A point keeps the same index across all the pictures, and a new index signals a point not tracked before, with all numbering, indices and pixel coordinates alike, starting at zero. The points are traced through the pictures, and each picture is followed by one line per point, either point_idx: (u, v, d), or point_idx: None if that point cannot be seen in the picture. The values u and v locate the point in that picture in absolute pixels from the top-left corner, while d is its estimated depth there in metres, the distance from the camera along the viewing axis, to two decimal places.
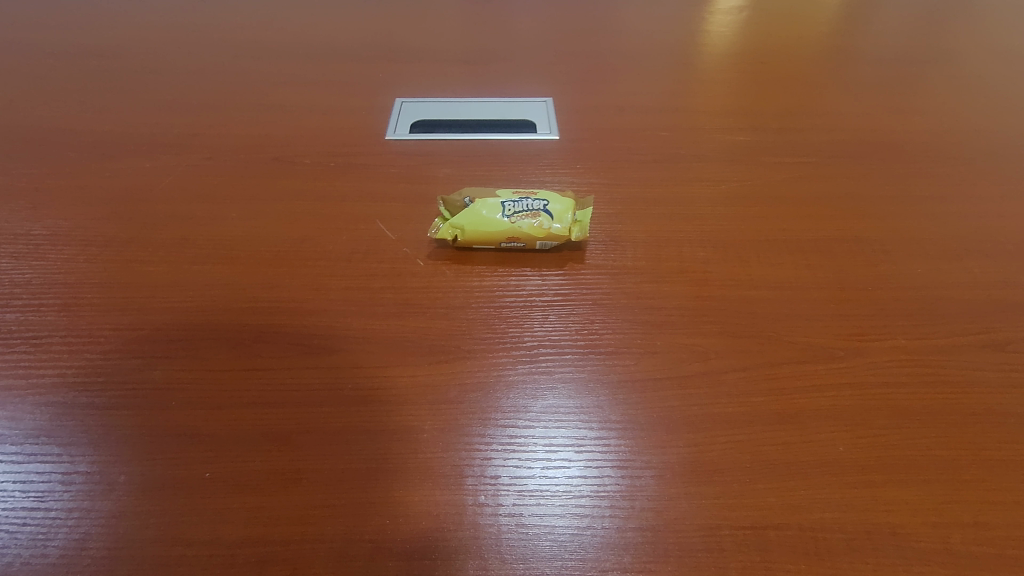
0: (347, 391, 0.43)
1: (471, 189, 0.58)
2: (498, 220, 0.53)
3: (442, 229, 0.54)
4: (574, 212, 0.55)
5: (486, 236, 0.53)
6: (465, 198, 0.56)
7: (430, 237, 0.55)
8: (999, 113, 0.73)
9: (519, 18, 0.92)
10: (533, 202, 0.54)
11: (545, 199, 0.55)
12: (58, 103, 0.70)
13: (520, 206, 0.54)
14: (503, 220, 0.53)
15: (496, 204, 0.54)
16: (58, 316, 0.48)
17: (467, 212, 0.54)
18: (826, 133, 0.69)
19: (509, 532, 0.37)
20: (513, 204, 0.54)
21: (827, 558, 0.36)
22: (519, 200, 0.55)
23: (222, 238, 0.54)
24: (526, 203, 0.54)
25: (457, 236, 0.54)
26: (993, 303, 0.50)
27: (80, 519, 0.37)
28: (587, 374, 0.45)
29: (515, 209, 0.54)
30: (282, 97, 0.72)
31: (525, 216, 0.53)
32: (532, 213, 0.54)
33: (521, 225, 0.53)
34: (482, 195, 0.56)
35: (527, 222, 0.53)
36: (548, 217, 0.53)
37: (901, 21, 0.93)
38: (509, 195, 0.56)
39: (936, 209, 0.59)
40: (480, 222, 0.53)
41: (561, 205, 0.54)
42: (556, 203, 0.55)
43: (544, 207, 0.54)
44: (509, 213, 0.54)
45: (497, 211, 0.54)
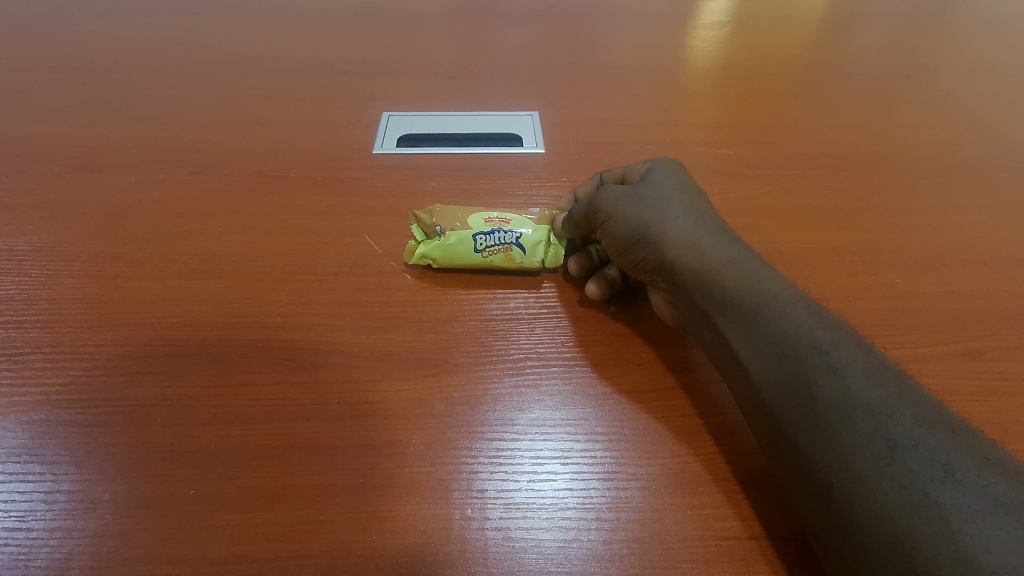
0: (335, 406, 0.43)
1: (443, 207, 0.55)
2: (470, 254, 0.53)
3: (416, 258, 0.53)
4: (546, 241, 0.54)
5: (459, 267, 0.53)
6: (435, 223, 0.54)
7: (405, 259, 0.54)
8: (972, 127, 0.75)
9: (507, 33, 0.94)
10: (506, 234, 0.53)
11: (518, 229, 0.54)
12: (42, 118, 0.70)
13: (492, 239, 0.53)
14: (476, 256, 0.53)
15: (468, 237, 0.53)
16: (42, 333, 0.47)
17: (439, 244, 0.53)
18: (807, 145, 0.71)
19: (497, 546, 0.37)
20: (485, 237, 0.53)
21: (810, 565, 0.37)
22: (491, 230, 0.53)
23: (208, 253, 0.54)
24: (498, 236, 0.53)
25: (430, 266, 0.53)
26: (970, 312, 0.51)
27: (62, 539, 0.37)
28: (573, 385, 0.46)
29: (487, 243, 0.53)
30: (270, 112, 0.73)
31: (498, 251, 0.53)
32: (504, 247, 0.53)
33: (494, 261, 0.53)
34: (452, 220, 0.54)
35: (499, 257, 0.53)
36: (520, 252, 0.53)
37: (877, 37, 0.95)
38: (481, 220, 0.54)
39: (914, 219, 0.61)
40: (453, 255, 0.53)
41: (533, 237, 0.54)
42: (529, 234, 0.54)
43: (517, 239, 0.53)
44: (481, 248, 0.53)
45: (469, 244, 0.53)
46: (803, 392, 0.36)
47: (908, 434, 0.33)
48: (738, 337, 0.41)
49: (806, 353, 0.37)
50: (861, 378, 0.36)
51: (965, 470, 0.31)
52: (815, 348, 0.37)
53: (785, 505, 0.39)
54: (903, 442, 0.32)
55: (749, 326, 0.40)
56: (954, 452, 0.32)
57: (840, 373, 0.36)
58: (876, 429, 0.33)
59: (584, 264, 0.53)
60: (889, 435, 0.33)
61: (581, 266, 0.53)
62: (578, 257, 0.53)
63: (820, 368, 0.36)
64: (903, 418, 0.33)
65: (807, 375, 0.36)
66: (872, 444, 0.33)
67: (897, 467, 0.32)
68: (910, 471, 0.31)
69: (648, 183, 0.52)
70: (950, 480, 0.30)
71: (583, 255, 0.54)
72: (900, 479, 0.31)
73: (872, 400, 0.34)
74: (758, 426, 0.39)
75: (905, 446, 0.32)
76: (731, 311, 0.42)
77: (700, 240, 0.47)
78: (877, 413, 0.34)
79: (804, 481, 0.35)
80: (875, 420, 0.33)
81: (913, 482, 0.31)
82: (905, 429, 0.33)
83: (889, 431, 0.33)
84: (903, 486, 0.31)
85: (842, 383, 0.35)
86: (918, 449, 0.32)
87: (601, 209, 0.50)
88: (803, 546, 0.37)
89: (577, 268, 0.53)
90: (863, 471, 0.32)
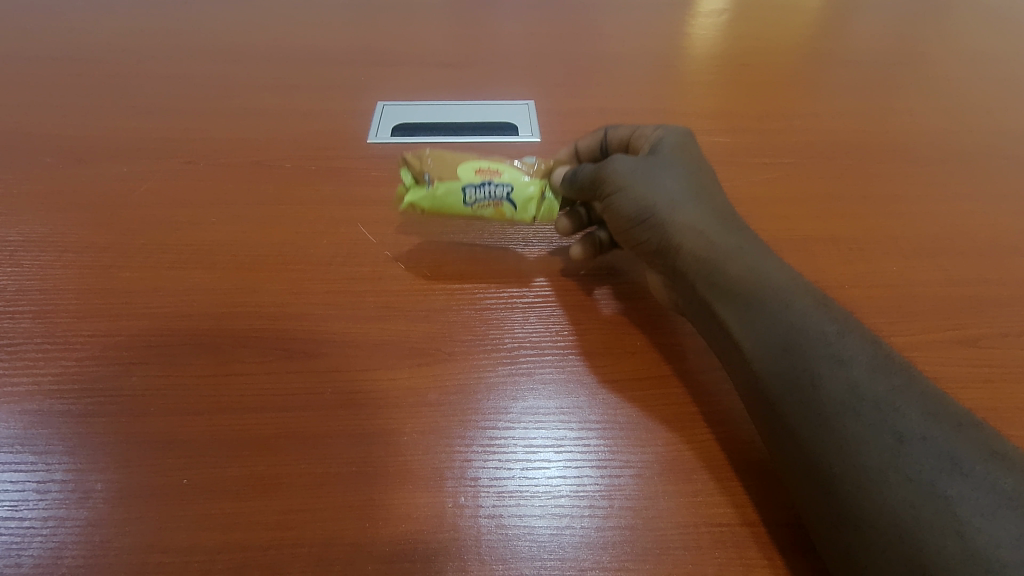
0: (327, 396, 0.43)
1: (435, 150, 0.52)
2: (459, 207, 0.52)
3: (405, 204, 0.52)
4: (539, 197, 0.53)
5: (448, 214, 0.53)
6: (424, 170, 0.52)
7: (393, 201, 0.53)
8: (970, 115, 0.74)
9: (503, 22, 0.93)
10: (496, 188, 0.52)
11: (509, 182, 0.52)
12: (34, 108, 0.69)
13: (483, 193, 0.51)
14: (465, 208, 0.52)
15: (457, 189, 0.51)
16: (34, 324, 0.47)
17: (427, 194, 0.51)
18: (805, 134, 0.70)
19: (489, 533, 0.37)
20: (476, 190, 0.51)
21: (802, 552, 0.37)
22: (484, 183, 0.51)
23: (201, 243, 0.54)
24: (489, 189, 0.51)
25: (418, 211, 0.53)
26: (966, 301, 0.51)
27: (55, 528, 0.37)
28: (566, 374, 0.45)
29: (477, 197, 0.51)
30: (264, 101, 0.72)
31: (488, 205, 0.52)
32: (495, 202, 0.52)
33: (484, 214, 0.52)
34: (441, 168, 0.52)
35: (489, 211, 0.52)
36: (510, 207, 0.52)
37: (877, 25, 0.95)
38: (474, 168, 0.52)
39: (911, 208, 0.61)
40: (442, 206, 0.52)
41: (524, 193, 0.52)
42: (520, 189, 0.52)
43: (507, 194, 0.52)
44: (471, 200, 0.52)
45: (459, 196, 0.51)
46: (807, 382, 0.36)
47: (914, 426, 0.32)
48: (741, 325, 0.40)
49: (813, 343, 0.37)
50: (867, 370, 0.35)
51: (971, 464, 0.31)
52: (822, 338, 0.37)
53: (777, 493, 0.39)
54: (910, 435, 0.32)
55: (755, 314, 0.40)
56: (960, 446, 0.31)
57: (847, 365, 0.36)
58: (882, 421, 0.33)
59: (575, 223, 0.54)
60: (894, 428, 0.32)
61: (571, 225, 0.54)
62: (569, 216, 0.54)
63: (827, 358, 0.36)
64: (908, 411, 0.33)
65: (813, 364, 0.36)
66: (878, 436, 0.32)
67: (904, 459, 0.31)
68: (916, 463, 0.31)
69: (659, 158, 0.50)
70: (956, 473, 0.30)
71: (575, 215, 0.54)
72: (907, 472, 0.31)
73: (878, 392, 0.34)
74: (757, 414, 0.39)
75: (912, 439, 0.32)
76: (738, 296, 0.41)
77: (708, 225, 0.46)
78: (883, 405, 0.33)
79: (806, 470, 0.34)
80: (881, 412, 0.33)
81: (920, 475, 0.31)
82: (912, 422, 0.33)
83: (896, 424, 0.33)
84: (911, 479, 0.31)
85: (849, 374, 0.35)
86: (924, 442, 0.32)
87: (610, 181, 0.48)
88: (795, 532, 0.37)
89: (566, 226, 0.54)
90: (870, 462, 0.32)
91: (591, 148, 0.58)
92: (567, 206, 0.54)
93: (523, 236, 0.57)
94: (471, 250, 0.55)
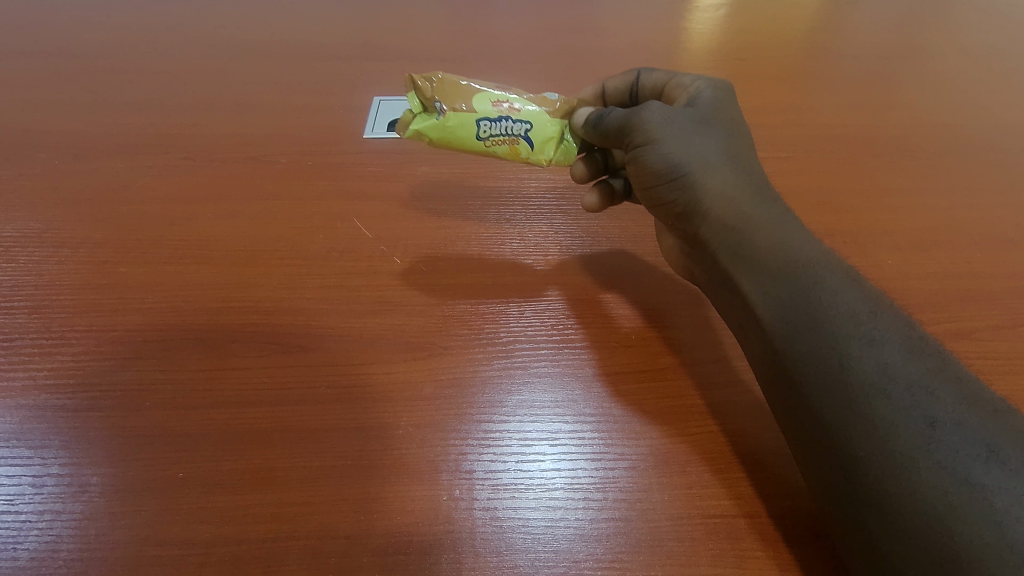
0: (323, 390, 0.43)
1: (452, 75, 0.48)
2: (470, 140, 0.47)
3: (414, 134, 0.48)
4: (558, 138, 0.48)
5: (458, 148, 0.48)
6: (436, 97, 0.47)
7: (401, 129, 0.48)
8: (968, 109, 0.74)
9: (501, 16, 0.92)
10: (514, 124, 0.47)
11: (528, 119, 0.47)
12: (30, 104, 0.69)
13: (498, 128, 0.47)
14: (477, 143, 0.47)
15: (470, 121, 0.46)
16: (30, 319, 0.47)
17: (437, 125, 0.47)
18: (802, 128, 0.70)
19: (484, 526, 0.37)
20: (490, 123, 0.46)
21: (796, 543, 0.37)
22: (500, 117, 0.47)
23: (197, 238, 0.54)
24: (505, 124, 0.47)
25: (428, 143, 0.48)
26: (961, 294, 0.51)
27: (51, 522, 0.37)
28: (562, 367, 0.46)
29: (491, 131, 0.47)
30: (260, 97, 0.72)
31: (503, 141, 0.47)
32: (511, 138, 0.47)
33: (497, 151, 0.48)
34: (455, 96, 0.47)
35: (504, 148, 0.47)
36: (527, 146, 0.47)
37: (876, 19, 0.95)
38: (491, 99, 0.47)
39: (909, 201, 0.61)
40: (451, 139, 0.47)
41: (544, 132, 0.47)
42: (539, 127, 0.47)
43: (525, 131, 0.47)
44: (485, 135, 0.47)
45: (472, 129, 0.47)
46: (835, 361, 0.33)
47: (949, 411, 0.30)
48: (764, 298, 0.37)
49: (843, 320, 0.34)
50: (900, 351, 0.33)
51: (1011, 452, 0.28)
52: (852, 316, 0.34)
53: (771, 485, 0.39)
54: (944, 420, 0.30)
55: (779, 287, 0.37)
56: (999, 433, 0.29)
57: (879, 344, 0.33)
58: (915, 405, 0.30)
59: (591, 170, 0.54)
60: (929, 412, 0.30)
61: (588, 172, 0.54)
62: (587, 162, 0.53)
63: (858, 337, 0.33)
64: (943, 395, 0.31)
65: (844, 342, 0.33)
66: (911, 420, 0.30)
67: (937, 446, 0.29)
68: (950, 450, 0.29)
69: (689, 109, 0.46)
70: (995, 462, 0.28)
71: (593, 160, 0.54)
72: (939, 458, 0.29)
73: (911, 374, 0.32)
74: (776, 392, 0.36)
75: (946, 425, 0.30)
76: (763, 269, 0.38)
77: (737, 189, 0.42)
78: (916, 388, 0.31)
79: (827, 450, 0.32)
80: (914, 395, 0.31)
81: (953, 462, 0.29)
82: (947, 408, 0.30)
83: (930, 408, 0.30)
84: (943, 466, 0.29)
85: (880, 354, 0.33)
86: (959, 428, 0.29)
87: (637, 132, 0.44)
88: (788, 524, 0.38)
89: (583, 172, 0.54)
90: (900, 447, 0.30)
91: (619, 91, 0.55)
92: (586, 151, 0.53)
93: (520, 229, 0.57)
94: (468, 244, 0.55)
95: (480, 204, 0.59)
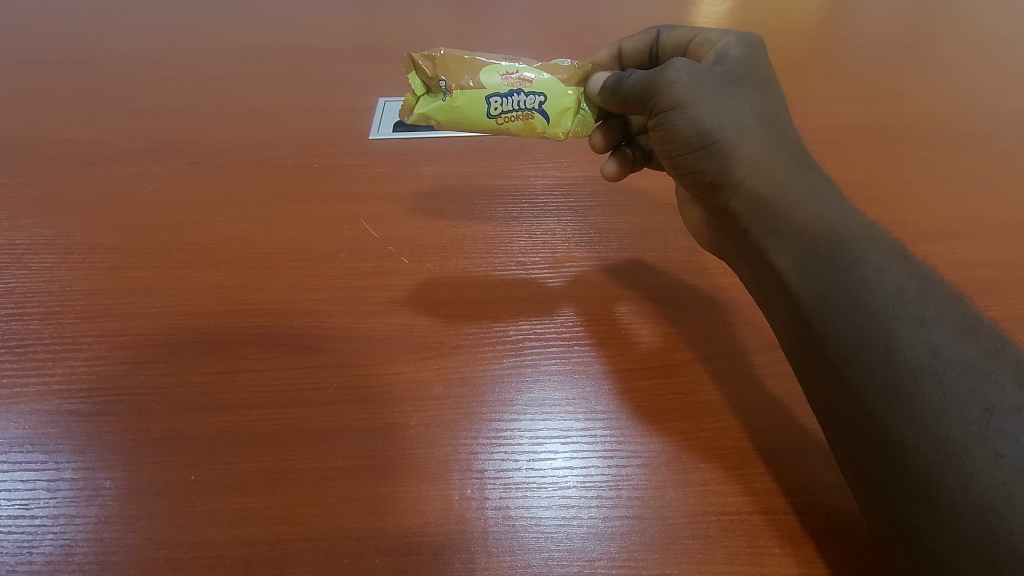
0: (333, 390, 0.43)
1: (455, 53, 0.47)
2: (481, 119, 0.47)
3: (420, 118, 0.48)
4: (573, 109, 0.48)
5: (468, 129, 0.48)
6: (440, 76, 0.47)
7: (407, 113, 0.48)
8: (981, 98, 0.73)
9: (505, 15, 0.92)
10: (526, 98, 0.46)
11: (541, 91, 0.47)
12: (39, 112, 0.70)
13: (510, 103, 0.46)
14: (488, 122, 0.47)
15: (479, 98, 0.46)
16: (43, 325, 0.47)
17: (444, 106, 0.47)
18: (811, 119, 0.69)
19: (497, 525, 0.37)
20: (501, 99, 0.46)
21: (813, 539, 0.36)
22: (510, 92, 0.46)
23: (205, 242, 0.54)
24: (517, 99, 0.46)
25: (436, 126, 0.48)
26: (977, 285, 0.51)
27: (66, 526, 0.37)
28: (573, 364, 0.45)
29: (503, 108, 0.46)
30: (266, 100, 0.72)
31: (516, 118, 0.47)
32: (524, 113, 0.47)
33: (510, 128, 0.47)
34: (461, 73, 0.47)
35: (517, 124, 0.47)
36: (542, 120, 0.47)
37: (886, 8, 0.93)
38: (499, 73, 0.47)
39: (922, 191, 0.60)
40: (460, 119, 0.47)
41: (559, 103, 0.47)
42: (553, 99, 0.47)
43: (539, 104, 0.47)
44: (496, 112, 0.46)
45: (482, 107, 0.46)
46: (879, 341, 0.32)
47: (1007, 397, 0.29)
48: (802, 278, 0.37)
49: (888, 299, 0.33)
50: (953, 332, 0.32)
51: None
52: (900, 294, 0.33)
53: (785, 479, 0.39)
54: (1001, 406, 0.29)
55: (818, 265, 0.36)
56: None
57: (928, 324, 0.32)
58: (969, 389, 0.30)
59: (609, 139, 0.54)
60: (984, 397, 0.29)
61: (605, 142, 0.54)
62: (604, 131, 0.53)
63: (905, 316, 0.33)
64: (1001, 379, 0.30)
65: (888, 321, 0.33)
66: (963, 405, 0.29)
67: (992, 433, 0.28)
68: (1008, 437, 0.28)
69: (722, 73, 0.44)
70: None
71: (610, 129, 0.53)
72: (996, 447, 0.28)
73: (964, 357, 0.31)
74: (811, 372, 0.36)
75: (1003, 411, 0.29)
76: (799, 248, 0.38)
77: (772, 163, 0.41)
78: (970, 371, 0.30)
79: (866, 435, 0.32)
80: (968, 379, 0.30)
81: (1013, 452, 0.27)
82: (1004, 393, 0.29)
83: (985, 392, 0.29)
84: (1002, 456, 0.27)
85: (931, 334, 0.32)
86: (1017, 415, 0.28)
87: (663, 96, 0.43)
88: (805, 520, 0.37)
89: (601, 142, 0.54)
90: (952, 433, 0.29)
91: (638, 51, 0.55)
92: (603, 120, 0.53)
93: (528, 227, 0.57)
94: (475, 243, 0.55)
95: (487, 203, 0.59)
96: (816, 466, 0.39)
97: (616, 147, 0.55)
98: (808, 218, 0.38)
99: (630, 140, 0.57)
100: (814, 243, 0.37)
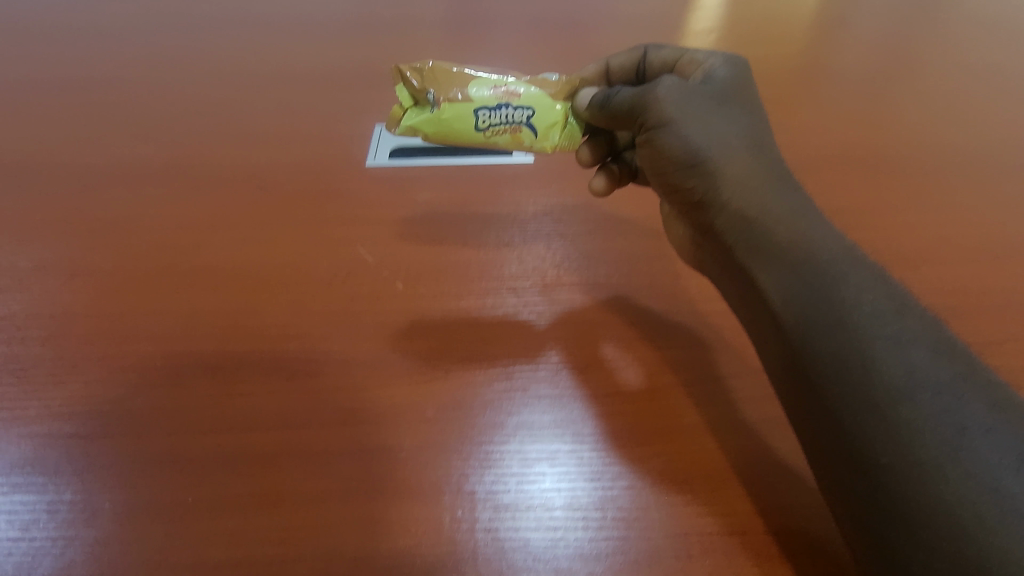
0: (328, 412, 0.44)
1: (443, 65, 0.49)
2: (469, 131, 0.49)
3: (408, 129, 0.50)
4: (562, 123, 0.50)
5: (455, 142, 0.50)
6: (429, 88, 0.49)
7: (395, 124, 0.50)
8: (954, 128, 0.76)
9: (499, 43, 0.95)
10: (514, 111, 0.49)
11: (529, 105, 0.49)
12: (43, 137, 0.71)
13: (498, 117, 0.48)
14: (477, 135, 0.49)
15: (467, 112, 0.48)
16: (44, 347, 0.49)
17: (433, 118, 0.49)
18: (792, 148, 0.72)
19: (487, 546, 0.38)
20: (489, 113, 0.48)
21: (788, 559, 0.38)
22: (498, 105, 0.48)
23: (204, 266, 0.55)
24: (506, 113, 0.48)
25: (425, 138, 0.50)
26: (948, 311, 0.53)
27: (65, 547, 0.38)
28: (561, 387, 0.47)
29: (491, 121, 0.48)
30: (266, 126, 0.74)
31: (505, 131, 0.49)
32: (512, 126, 0.49)
33: (498, 140, 0.49)
34: (449, 85, 0.49)
35: (505, 137, 0.49)
36: (530, 134, 0.49)
37: (866, 38, 0.97)
38: (487, 86, 0.49)
39: (899, 219, 0.62)
40: (448, 131, 0.49)
41: (547, 117, 0.49)
42: (541, 113, 0.49)
43: (528, 118, 0.49)
44: (484, 124, 0.48)
45: (471, 120, 0.48)
46: (857, 359, 0.34)
47: (978, 417, 0.31)
48: (783, 293, 0.38)
49: (866, 320, 0.35)
50: (928, 352, 0.34)
51: None
52: (876, 316, 0.35)
53: (762, 502, 0.40)
54: (973, 427, 0.31)
55: (798, 281, 0.38)
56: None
57: (904, 344, 0.34)
58: (943, 410, 0.31)
59: (596, 153, 0.56)
60: (957, 418, 0.31)
61: (592, 156, 0.56)
62: (592, 146, 0.56)
63: (883, 337, 0.34)
64: (971, 400, 0.32)
65: (867, 340, 0.34)
66: (938, 427, 0.31)
67: (964, 453, 0.30)
68: (976, 455, 0.30)
69: (710, 94, 0.47)
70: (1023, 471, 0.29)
71: (598, 144, 0.56)
72: (966, 467, 0.30)
73: (938, 378, 0.32)
74: (792, 387, 0.37)
75: (974, 431, 0.31)
76: (781, 265, 0.39)
77: (757, 185, 0.43)
78: (943, 393, 0.32)
79: (842, 450, 0.33)
80: (941, 401, 0.32)
81: (982, 471, 0.29)
82: (975, 412, 0.31)
83: (958, 413, 0.31)
84: (970, 476, 0.29)
85: (906, 355, 0.33)
86: (985, 435, 0.30)
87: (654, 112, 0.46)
88: (782, 540, 0.39)
89: (588, 156, 0.56)
90: (926, 453, 0.30)
91: (625, 68, 0.57)
92: (591, 135, 0.55)
93: (519, 252, 0.58)
94: (468, 268, 0.57)
95: (479, 228, 0.61)
96: (795, 488, 0.41)
97: (603, 161, 0.58)
98: (791, 240, 0.40)
99: (617, 155, 0.59)
100: (796, 262, 0.39)
